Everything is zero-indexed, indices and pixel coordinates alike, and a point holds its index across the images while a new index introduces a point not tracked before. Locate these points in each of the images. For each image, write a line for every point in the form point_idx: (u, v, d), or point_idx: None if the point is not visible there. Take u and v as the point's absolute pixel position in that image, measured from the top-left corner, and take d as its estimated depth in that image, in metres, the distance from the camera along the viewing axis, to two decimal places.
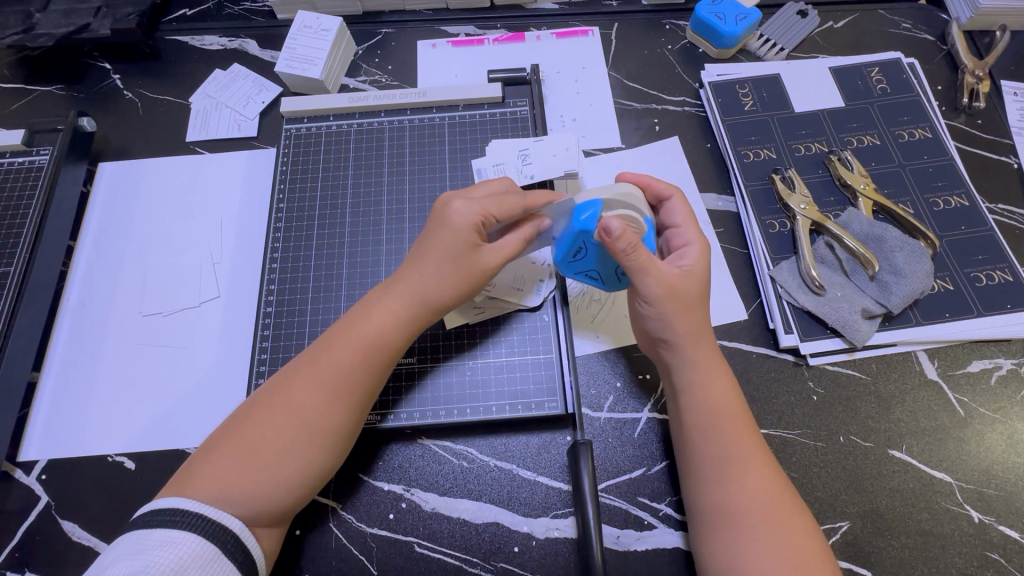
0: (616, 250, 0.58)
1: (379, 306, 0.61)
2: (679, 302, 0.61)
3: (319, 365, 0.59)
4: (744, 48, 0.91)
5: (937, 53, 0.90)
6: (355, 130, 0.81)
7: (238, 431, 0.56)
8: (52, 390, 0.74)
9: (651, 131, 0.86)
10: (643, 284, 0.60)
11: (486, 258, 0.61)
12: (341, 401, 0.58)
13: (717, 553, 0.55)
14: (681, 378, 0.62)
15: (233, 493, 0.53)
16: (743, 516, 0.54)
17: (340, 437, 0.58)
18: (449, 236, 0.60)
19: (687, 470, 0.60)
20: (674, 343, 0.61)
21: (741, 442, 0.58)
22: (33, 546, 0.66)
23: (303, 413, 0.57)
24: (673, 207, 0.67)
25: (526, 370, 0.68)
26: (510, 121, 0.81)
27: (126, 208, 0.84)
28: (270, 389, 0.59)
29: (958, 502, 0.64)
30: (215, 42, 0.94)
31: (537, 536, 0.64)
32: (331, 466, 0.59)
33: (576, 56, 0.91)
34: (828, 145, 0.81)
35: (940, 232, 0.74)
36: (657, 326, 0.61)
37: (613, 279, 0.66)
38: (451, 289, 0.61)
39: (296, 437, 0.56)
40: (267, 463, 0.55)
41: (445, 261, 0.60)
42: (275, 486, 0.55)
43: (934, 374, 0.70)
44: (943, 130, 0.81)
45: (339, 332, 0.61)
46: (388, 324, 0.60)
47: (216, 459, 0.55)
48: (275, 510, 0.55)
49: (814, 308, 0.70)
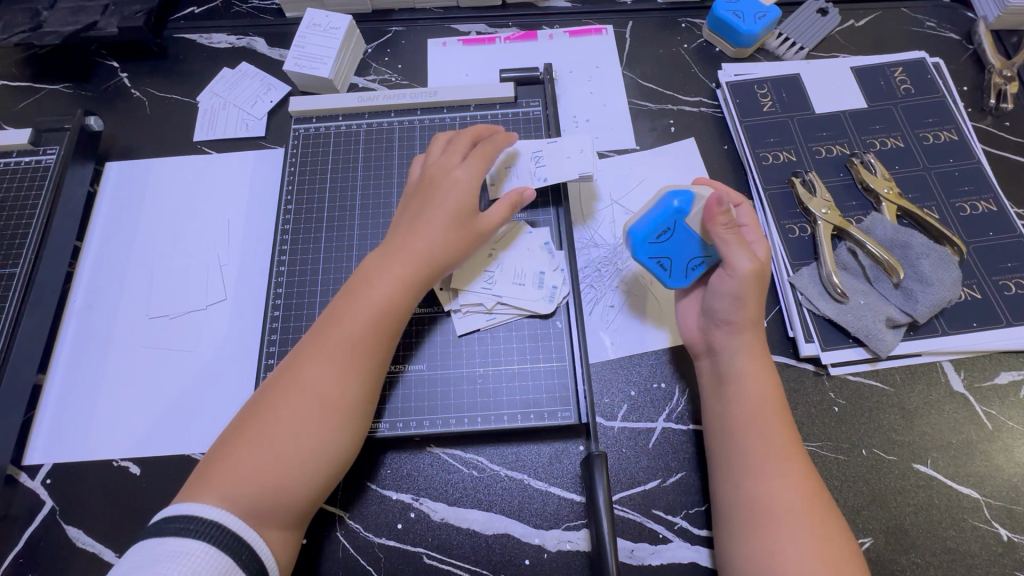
0: (716, 222, 0.59)
1: (381, 275, 0.60)
2: (762, 283, 0.60)
3: (324, 339, 0.57)
4: (762, 47, 0.88)
5: (963, 53, 0.87)
6: (365, 130, 0.80)
7: (250, 422, 0.54)
8: (58, 393, 0.73)
9: (666, 132, 0.84)
10: (736, 258, 0.59)
11: (482, 220, 0.64)
12: (352, 372, 0.56)
13: (750, 553, 0.52)
14: (733, 364, 0.60)
15: (257, 482, 0.51)
16: (784, 513, 0.52)
17: (355, 409, 0.56)
18: (450, 197, 0.63)
19: (724, 466, 0.58)
20: (737, 326, 0.60)
21: (783, 437, 0.56)
22: (37, 552, 0.65)
23: (314, 388, 0.55)
24: (741, 212, 0.65)
25: (539, 378, 0.66)
26: (522, 121, 0.79)
27: (133, 208, 0.83)
28: (278, 373, 0.57)
29: (986, 519, 0.62)
30: (224, 40, 0.92)
31: (549, 549, 0.63)
32: (352, 443, 0.56)
33: (590, 55, 0.89)
34: (850, 147, 0.78)
35: (966, 238, 0.72)
36: (731, 306, 0.60)
37: (681, 274, 0.65)
38: (454, 248, 0.62)
39: (311, 415, 0.54)
40: (287, 448, 0.53)
41: (446, 219, 0.62)
42: (297, 469, 0.53)
43: (960, 386, 0.68)
44: (970, 132, 0.79)
45: (342, 306, 0.59)
46: (394, 293, 0.59)
47: (233, 453, 0.52)
48: (303, 500, 0.53)
49: (836, 316, 0.68)
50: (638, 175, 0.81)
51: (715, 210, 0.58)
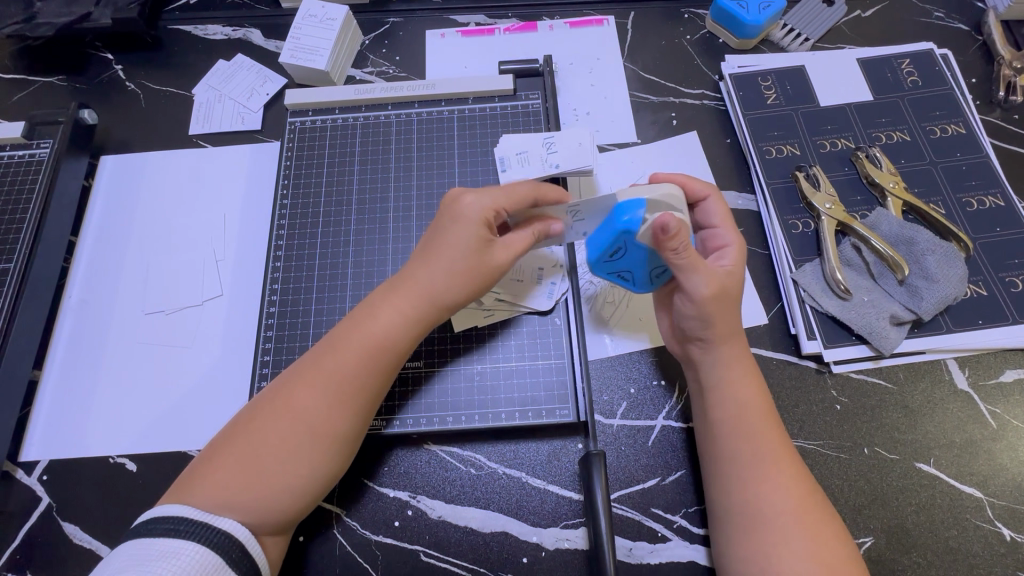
0: (666, 248, 0.54)
1: (385, 306, 0.57)
2: (723, 302, 0.58)
3: (320, 367, 0.55)
4: (767, 39, 0.87)
5: (972, 44, 0.85)
6: (361, 123, 0.79)
7: (238, 439, 0.53)
8: (54, 389, 0.73)
9: (668, 125, 0.82)
10: (691, 281, 0.57)
11: (498, 254, 0.58)
12: (345, 404, 0.55)
13: (747, 556, 0.52)
14: (712, 375, 0.59)
15: (237, 500, 0.50)
16: (776, 517, 0.52)
17: (344, 442, 0.55)
18: (461, 231, 0.57)
19: (712, 468, 0.57)
20: (709, 341, 0.59)
21: (772, 439, 0.55)
22: (34, 548, 0.65)
23: (305, 417, 0.53)
24: (708, 207, 0.65)
25: (537, 375, 0.65)
26: (521, 114, 0.78)
27: (128, 203, 0.82)
28: (271, 392, 0.56)
29: (989, 519, 0.61)
30: (219, 31, 0.91)
31: (547, 547, 0.62)
32: (337, 473, 0.55)
33: (591, 47, 0.88)
34: (855, 141, 0.77)
35: (973, 234, 0.71)
36: (697, 326, 0.59)
37: (646, 281, 0.63)
38: (460, 286, 0.58)
39: (298, 443, 0.53)
40: (268, 473, 0.52)
41: (455, 254, 0.57)
42: (279, 496, 0.52)
43: (964, 384, 0.67)
44: (977, 126, 0.77)
45: (342, 333, 0.57)
46: (394, 327, 0.57)
47: (218, 468, 0.52)
48: (283, 518, 0.53)
49: (839, 313, 0.67)
50: (639, 170, 0.79)
51: (661, 238, 0.53)
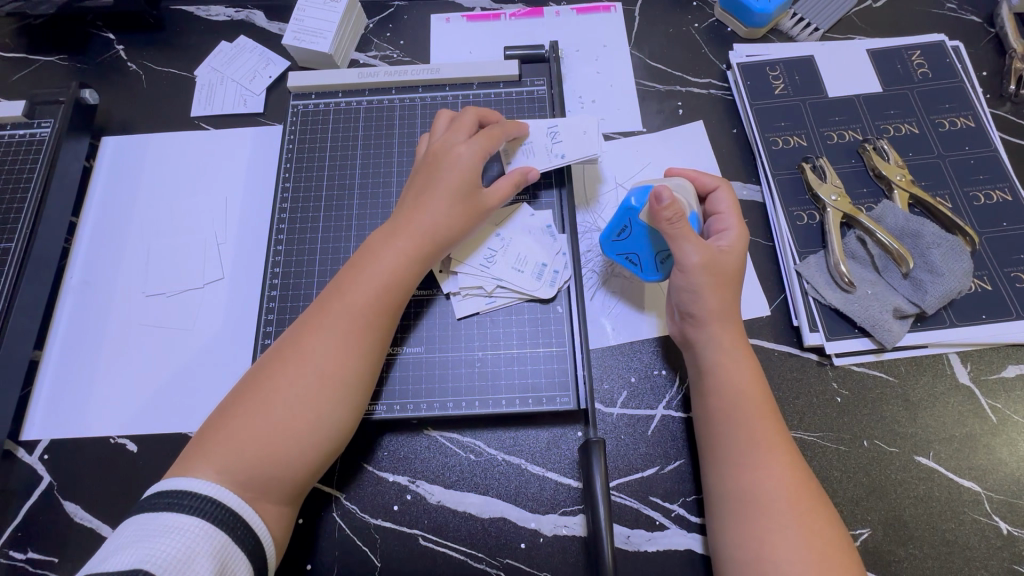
0: (659, 219, 0.57)
1: (385, 247, 0.60)
2: (714, 277, 0.59)
3: (328, 313, 0.57)
4: (776, 28, 0.85)
5: (984, 36, 0.84)
6: (364, 107, 0.78)
7: (249, 392, 0.54)
8: (55, 369, 0.73)
9: (674, 114, 0.82)
10: (683, 253, 0.58)
11: (488, 200, 0.63)
12: (352, 345, 0.56)
13: (742, 542, 0.52)
14: (706, 357, 0.59)
15: (252, 450, 0.51)
16: (770, 504, 0.52)
17: (352, 385, 0.55)
18: (457, 176, 0.62)
19: (710, 455, 0.57)
20: (699, 318, 0.59)
21: (767, 427, 0.55)
22: (36, 526, 0.65)
23: (312, 359, 0.54)
24: (718, 196, 0.65)
25: (538, 362, 0.65)
26: (527, 100, 0.77)
27: (130, 184, 0.81)
28: (279, 345, 0.57)
29: (986, 512, 0.61)
30: (222, 13, 0.90)
31: (545, 533, 0.63)
32: (347, 423, 0.55)
33: (597, 34, 0.87)
34: (863, 133, 0.76)
35: (979, 229, 0.70)
36: (689, 299, 0.60)
37: (652, 268, 0.64)
38: (460, 232, 0.62)
39: (307, 384, 0.53)
40: (279, 420, 0.52)
41: (452, 197, 0.61)
42: (289, 446, 0.52)
43: (966, 378, 0.66)
44: (987, 119, 0.76)
45: (346, 278, 0.59)
46: (396, 266, 0.59)
47: (231, 421, 0.52)
48: (294, 476, 0.52)
49: (842, 306, 0.66)
50: (643, 159, 0.79)
51: (655, 209, 0.56)
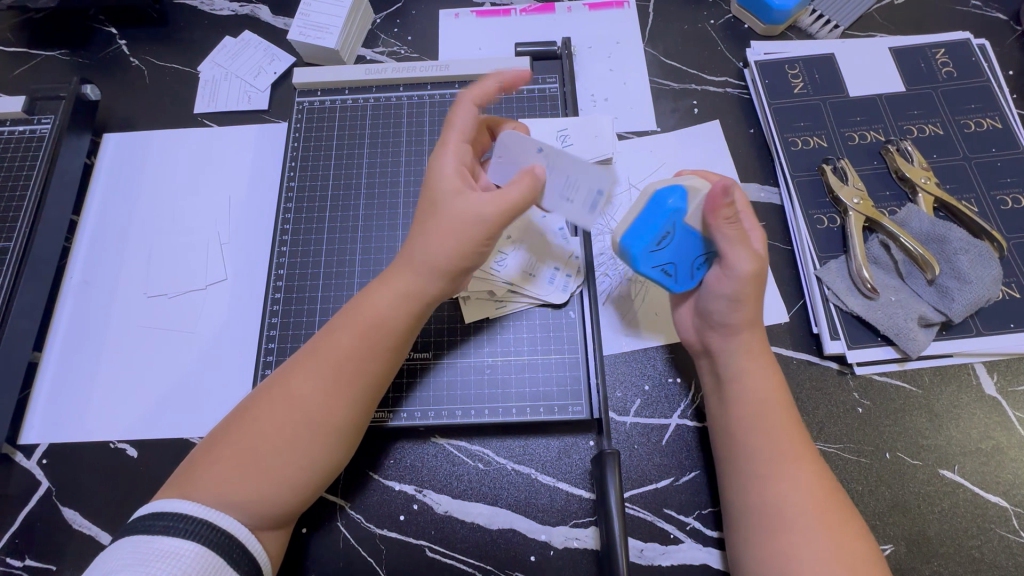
0: (716, 216, 0.53)
1: (383, 285, 0.55)
2: (761, 282, 0.56)
3: (320, 355, 0.53)
4: (794, 25, 0.83)
5: (1011, 34, 0.81)
6: (371, 104, 0.76)
7: (236, 430, 0.51)
8: (54, 371, 0.71)
9: (689, 114, 0.79)
10: (734, 256, 0.54)
11: (473, 201, 0.53)
12: (343, 391, 0.52)
13: (766, 557, 0.50)
14: (730, 365, 0.58)
15: (238, 495, 0.48)
16: (797, 516, 0.49)
17: (345, 430, 0.53)
18: (434, 192, 0.55)
19: (728, 466, 0.55)
20: (737, 327, 0.57)
21: (790, 436, 0.53)
22: (34, 533, 0.64)
23: (302, 404, 0.51)
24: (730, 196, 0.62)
25: (550, 369, 0.63)
26: (538, 99, 0.75)
27: (132, 182, 0.80)
28: (270, 380, 0.54)
29: (1014, 529, 0.59)
30: (226, 7, 0.88)
31: (556, 546, 0.61)
32: (336, 463, 0.53)
33: (611, 30, 0.85)
34: (885, 134, 0.74)
35: (1006, 233, 0.68)
36: (729, 309, 0.56)
37: (687, 275, 0.59)
38: (440, 242, 0.53)
39: (296, 429, 0.51)
40: (266, 465, 0.50)
41: (435, 214, 0.54)
42: (274, 490, 0.49)
43: (992, 389, 0.64)
44: (1014, 120, 0.74)
45: (341, 319, 0.55)
46: (389, 306, 0.54)
47: (215, 462, 0.49)
48: (285, 510, 0.51)
49: (865, 314, 0.64)
50: (657, 160, 0.77)
51: (718, 204, 0.52)
